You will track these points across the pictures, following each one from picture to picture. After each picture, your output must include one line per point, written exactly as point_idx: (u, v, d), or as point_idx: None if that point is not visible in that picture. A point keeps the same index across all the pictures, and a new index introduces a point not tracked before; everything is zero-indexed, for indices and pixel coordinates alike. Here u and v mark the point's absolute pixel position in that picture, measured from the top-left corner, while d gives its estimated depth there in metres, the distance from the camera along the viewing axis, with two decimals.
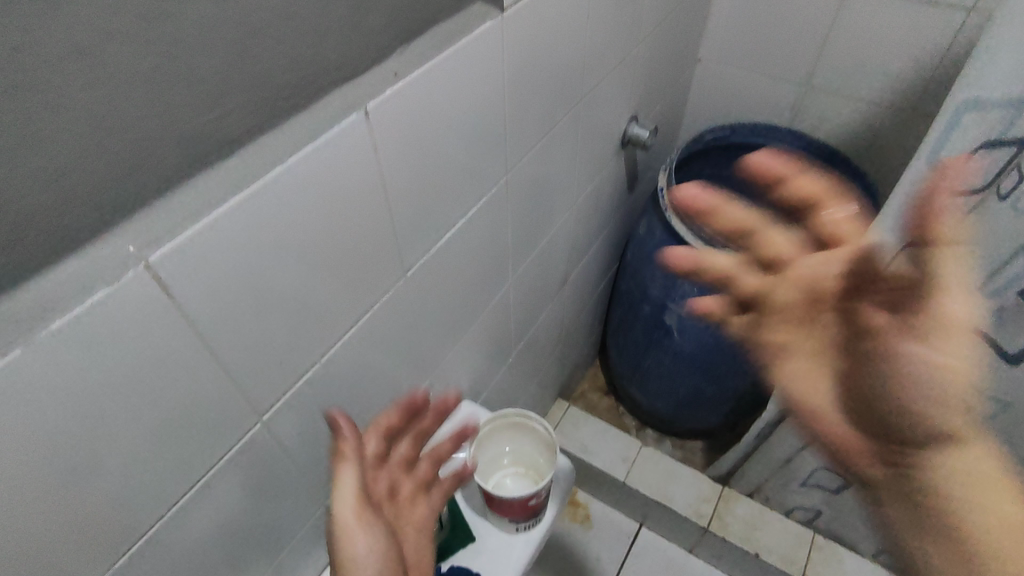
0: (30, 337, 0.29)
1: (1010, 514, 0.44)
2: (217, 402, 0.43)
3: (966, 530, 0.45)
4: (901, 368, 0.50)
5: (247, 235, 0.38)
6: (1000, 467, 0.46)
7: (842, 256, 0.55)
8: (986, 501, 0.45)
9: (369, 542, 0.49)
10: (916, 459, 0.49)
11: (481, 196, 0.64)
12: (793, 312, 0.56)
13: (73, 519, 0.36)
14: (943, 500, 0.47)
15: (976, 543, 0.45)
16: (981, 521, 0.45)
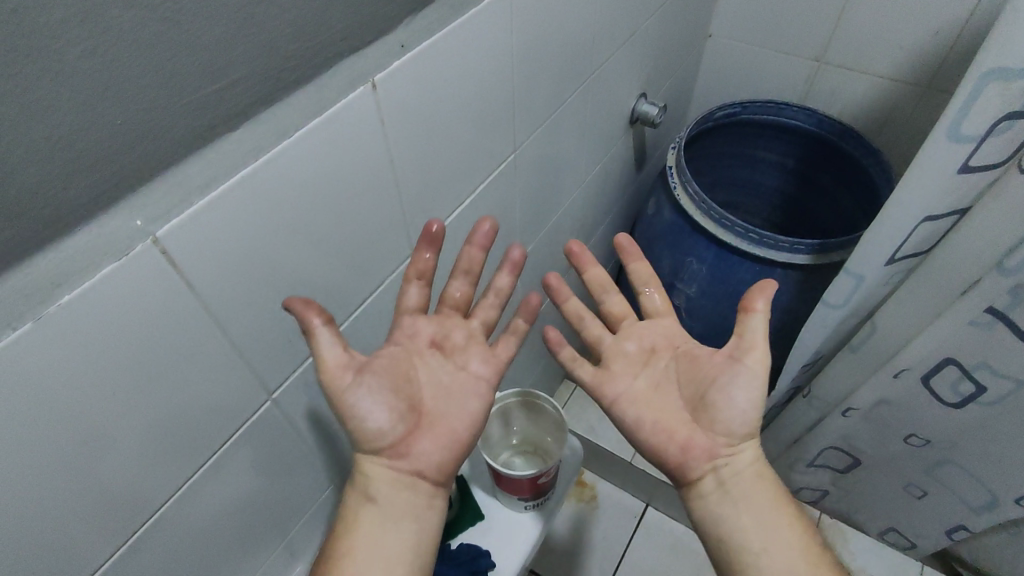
0: (40, 311, 0.29)
1: (794, 530, 0.50)
2: (226, 380, 0.42)
3: (768, 544, 0.49)
4: (744, 404, 0.51)
5: (253, 210, 0.38)
6: (780, 491, 0.53)
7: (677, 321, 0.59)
8: (775, 518, 0.51)
9: (371, 402, 0.48)
10: (731, 479, 0.52)
11: (488, 173, 0.63)
12: (627, 359, 0.58)
13: (88, 494, 0.37)
14: (749, 515, 0.51)
15: (773, 556, 0.49)
16: (778, 536, 0.50)
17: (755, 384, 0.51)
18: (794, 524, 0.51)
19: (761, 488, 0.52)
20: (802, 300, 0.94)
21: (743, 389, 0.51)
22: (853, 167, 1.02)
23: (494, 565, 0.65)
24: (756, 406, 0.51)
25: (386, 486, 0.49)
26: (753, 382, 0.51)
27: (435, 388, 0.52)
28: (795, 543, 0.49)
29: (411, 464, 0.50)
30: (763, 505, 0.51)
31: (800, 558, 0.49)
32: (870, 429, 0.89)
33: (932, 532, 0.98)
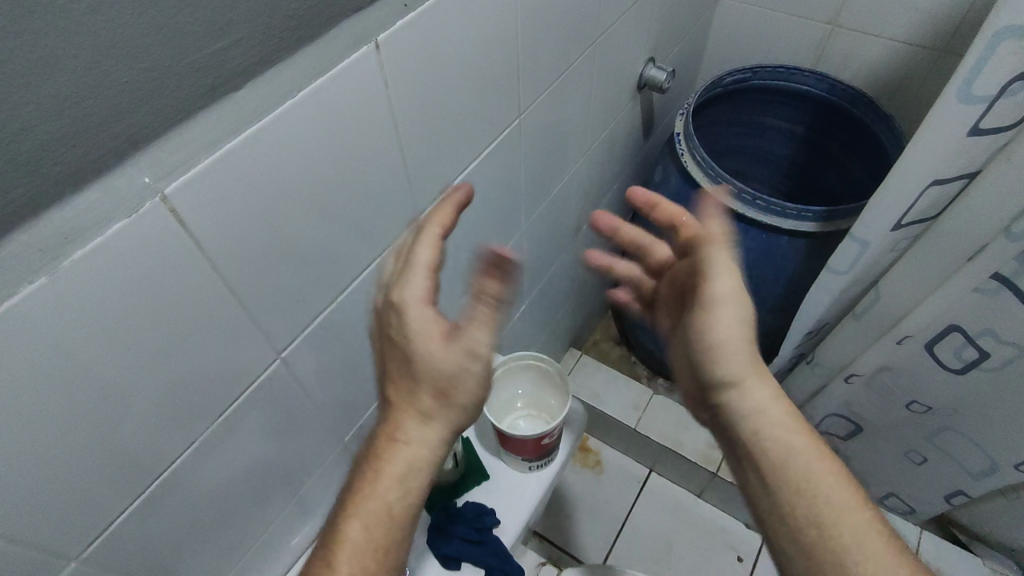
0: (54, 266, 0.30)
1: (816, 460, 0.48)
2: (238, 337, 0.44)
3: (792, 484, 0.48)
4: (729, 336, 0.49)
5: (262, 172, 0.39)
6: (797, 419, 0.50)
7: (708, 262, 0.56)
8: (796, 453, 0.49)
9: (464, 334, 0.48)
10: (741, 419, 0.50)
11: (492, 138, 0.63)
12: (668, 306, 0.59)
13: (106, 446, 0.38)
14: (769, 457, 0.49)
15: (801, 497, 0.48)
16: (801, 476, 0.48)
17: (738, 311, 0.49)
18: (817, 452, 0.49)
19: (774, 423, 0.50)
20: (808, 268, 0.94)
21: (727, 322, 0.49)
22: (864, 134, 1.01)
23: (499, 523, 0.67)
24: (745, 334, 0.49)
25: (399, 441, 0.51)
26: (737, 309, 0.49)
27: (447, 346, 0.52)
28: (822, 476, 0.48)
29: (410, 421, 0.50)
30: (779, 443, 0.49)
31: (828, 492, 0.47)
32: (872, 397, 0.89)
33: (930, 497, 1.00)
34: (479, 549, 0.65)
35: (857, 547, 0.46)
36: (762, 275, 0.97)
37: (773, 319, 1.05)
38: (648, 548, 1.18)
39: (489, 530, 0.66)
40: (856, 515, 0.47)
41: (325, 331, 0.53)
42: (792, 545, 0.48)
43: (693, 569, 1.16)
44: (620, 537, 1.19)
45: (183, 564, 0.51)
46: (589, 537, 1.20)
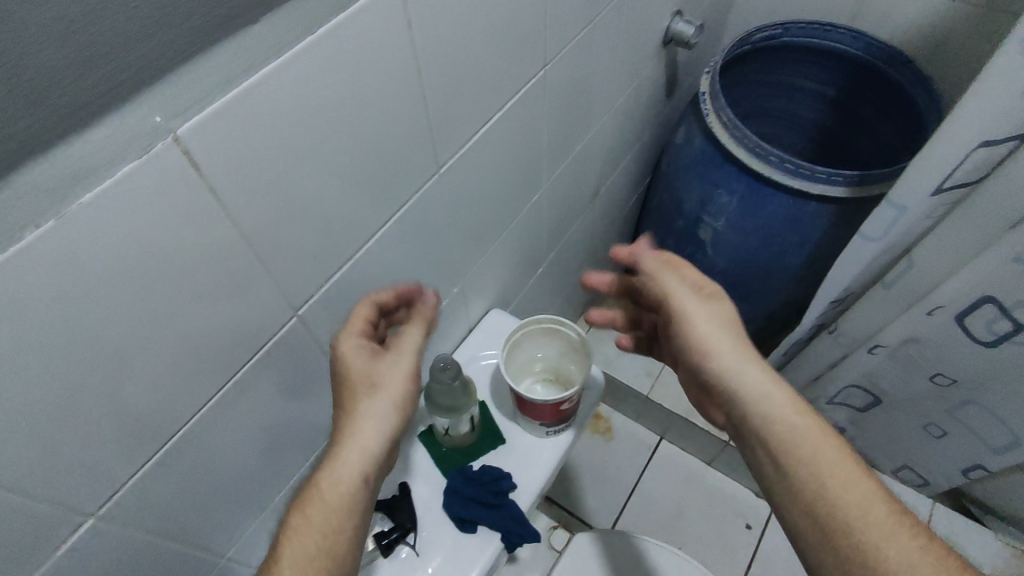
0: (63, 208, 0.28)
1: (833, 459, 0.47)
2: (256, 291, 0.42)
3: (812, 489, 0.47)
4: (705, 338, 0.52)
5: (277, 114, 0.36)
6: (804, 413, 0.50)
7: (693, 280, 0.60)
8: (807, 458, 0.48)
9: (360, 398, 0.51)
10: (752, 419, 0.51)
11: (517, 90, 0.60)
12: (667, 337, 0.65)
13: (119, 401, 0.37)
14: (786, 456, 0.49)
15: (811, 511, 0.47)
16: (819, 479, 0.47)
17: (714, 321, 0.53)
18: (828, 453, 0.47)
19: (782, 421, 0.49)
20: (834, 236, 0.92)
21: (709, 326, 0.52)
22: (899, 96, 0.96)
23: (515, 487, 0.66)
24: (727, 337, 0.52)
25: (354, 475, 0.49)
26: (708, 318, 0.53)
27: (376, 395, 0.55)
28: (830, 479, 0.46)
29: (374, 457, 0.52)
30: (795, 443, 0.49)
31: (841, 498, 0.46)
32: (895, 368, 0.88)
33: (947, 471, 0.99)
34: (495, 514, 0.64)
35: (884, 552, 0.44)
36: (786, 242, 0.95)
37: (794, 288, 1.03)
38: (658, 515, 1.18)
39: (505, 494, 0.65)
40: (866, 522, 0.45)
41: (344, 289, 0.51)
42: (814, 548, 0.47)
43: (701, 535, 1.16)
44: (630, 503, 1.20)
45: (203, 522, 0.50)
46: (598, 503, 1.20)
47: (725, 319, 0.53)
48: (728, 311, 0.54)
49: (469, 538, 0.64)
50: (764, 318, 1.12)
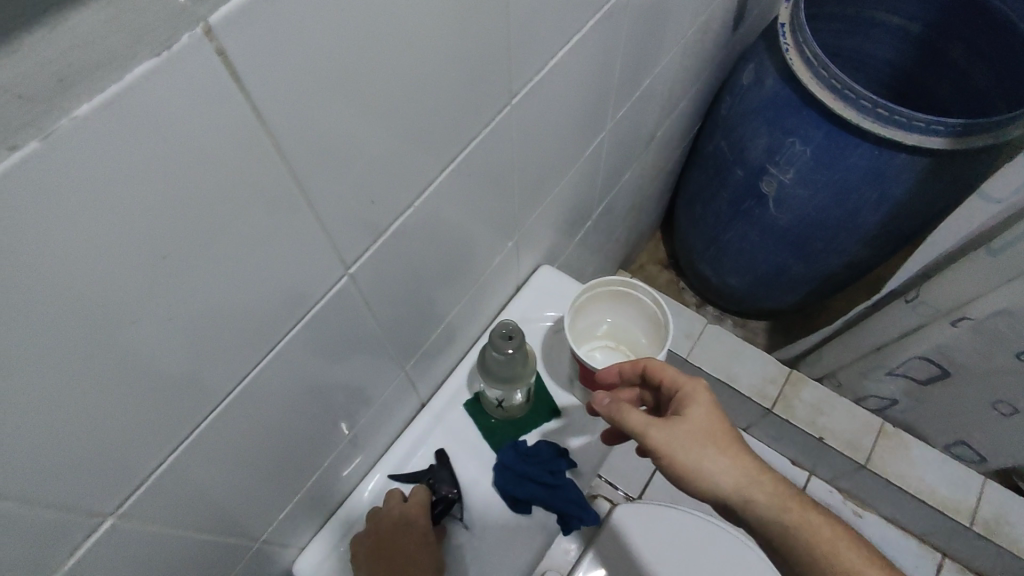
0: (50, 125, 0.19)
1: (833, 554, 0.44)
2: (304, 243, 0.34)
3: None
4: (689, 471, 0.47)
5: (343, 8, 0.26)
6: (806, 522, 0.46)
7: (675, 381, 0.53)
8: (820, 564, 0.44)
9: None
10: (759, 535, 0.47)
11: (602, 6, 0.50)
12: None
13: (134, 382, 0.29)
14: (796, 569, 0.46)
15: None
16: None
17: (691, 449, 0.47)
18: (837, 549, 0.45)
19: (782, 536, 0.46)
20: (920, 195, 0.82)
21: (687, 458, 0.47)
22: (1004, 33, 0.83)
23: (573, 464, 0.62)
24: (710, 460, 0.47)
25: None
26: (681, 442, 0.47)
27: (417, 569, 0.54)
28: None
29: None
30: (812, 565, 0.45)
31: None
32: (975, 343, 0.80)
33: (1010, 450, 0.93)
34: (552, 494, 0.59)
35: None
36: (863, 199, 0.85)
37: (862, 250, 0.94)
38: None
39: (563, 473, 0.60)
40: None
41: (399, 243, 0.43)
42: None
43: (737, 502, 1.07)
44: None
45: (235, 509, 0.44)
46: None
47: (701, 437, 0.48)
48: (701, 424, 0.48)
49: (522, 518, 0.60)
50: (821, 281, 1.03)
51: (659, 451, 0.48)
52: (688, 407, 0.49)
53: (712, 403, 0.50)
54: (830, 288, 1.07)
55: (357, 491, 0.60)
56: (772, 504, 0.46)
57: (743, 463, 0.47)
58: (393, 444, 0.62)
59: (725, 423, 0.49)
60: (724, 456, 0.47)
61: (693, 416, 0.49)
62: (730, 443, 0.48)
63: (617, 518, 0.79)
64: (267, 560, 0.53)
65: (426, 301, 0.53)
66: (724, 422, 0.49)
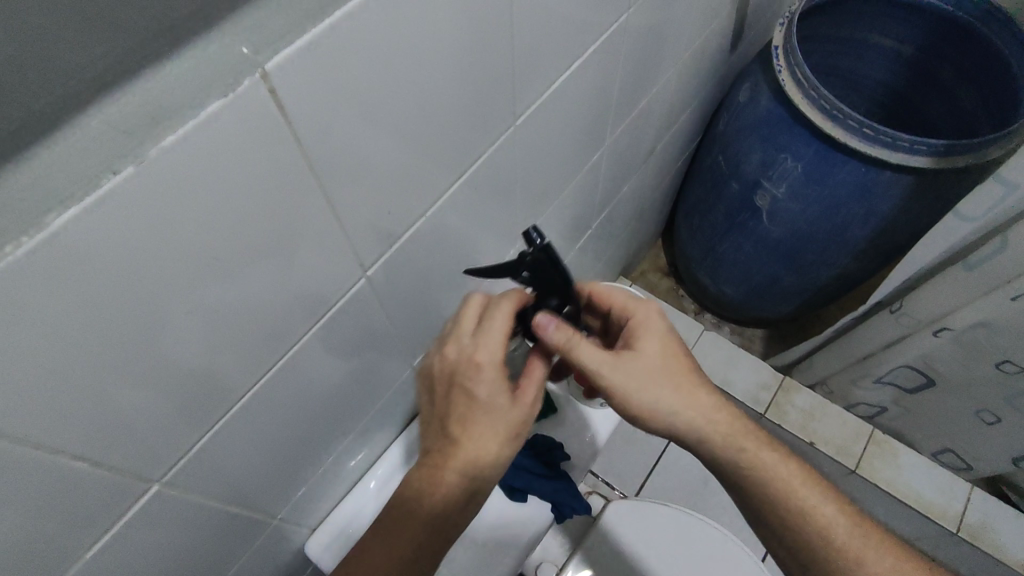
0: (140, 154, 0.24)
1: (778, 480, 0.51)
2: (330, 250, 0.38)
3: (771, 514, 0.52)
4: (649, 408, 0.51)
5: (368, 53, 0.31)
6: (755, 453, 0.52)
7: (625, 308, 0.55)
8: (766, 490, 0.52)
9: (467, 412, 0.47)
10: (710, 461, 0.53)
11: (600, 35, 0.54)
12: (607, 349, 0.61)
13: (187, 368, 0.34)
14: (736, 482, 0.53)
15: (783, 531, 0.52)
16: (772, 503, 0.51)
17: (650, 388, 0.51)
18: (781, 477, 0.52)
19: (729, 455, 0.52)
20: (905, 211, 0.86)
21: (646, 395, 0.51)
22: (988, 58, 0.87)
23: (568, 457, 0.67)
24: (669, 398, 0.51)
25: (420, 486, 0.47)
26: (641, 381, 0.51)
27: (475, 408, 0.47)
28: (791, 500, 0.51)
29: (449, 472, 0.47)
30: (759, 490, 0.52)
31: (802, 516, 0.51)
32: (957, 353, 0.83)
33: (995, 458, 0.96)
34: (550, 485, 0.64)
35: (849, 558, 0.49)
36: (851, 214, 0.89)
37: (852, 262, 0.98)
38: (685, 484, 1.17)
39: (558, 464, 0.66)
40: (837, 535, 0.50)
41: (410, 251, 0.47)
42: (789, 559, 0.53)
43: (730, 503, 1.08)
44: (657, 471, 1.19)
45: (257, 487, 0.48)
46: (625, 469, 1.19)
47: (658, 370, 0.51)
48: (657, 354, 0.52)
49: (520, 506, 0.64)
50: (813, 291, 1.07)
51: (619, 390, 0.51)
52: (642, 344, 0.52)
53: (665, 330, 0.53)
54: (822, 298, 1.10)
55: (365, 480, 0.64)
56: (721, 429, 0.52)
57: (698, 397, 0.52)
58: (399, 435, 0.67)
59: (677, 349, 0.53)
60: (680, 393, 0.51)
61: (648, 354, 0.52)
62: (687, 378, 0.52)
63: (607, 518, 0.83)
64: (281, 538, 0.58)
65: (434, 303, 0.57)
66: (677, 358, 0.53)
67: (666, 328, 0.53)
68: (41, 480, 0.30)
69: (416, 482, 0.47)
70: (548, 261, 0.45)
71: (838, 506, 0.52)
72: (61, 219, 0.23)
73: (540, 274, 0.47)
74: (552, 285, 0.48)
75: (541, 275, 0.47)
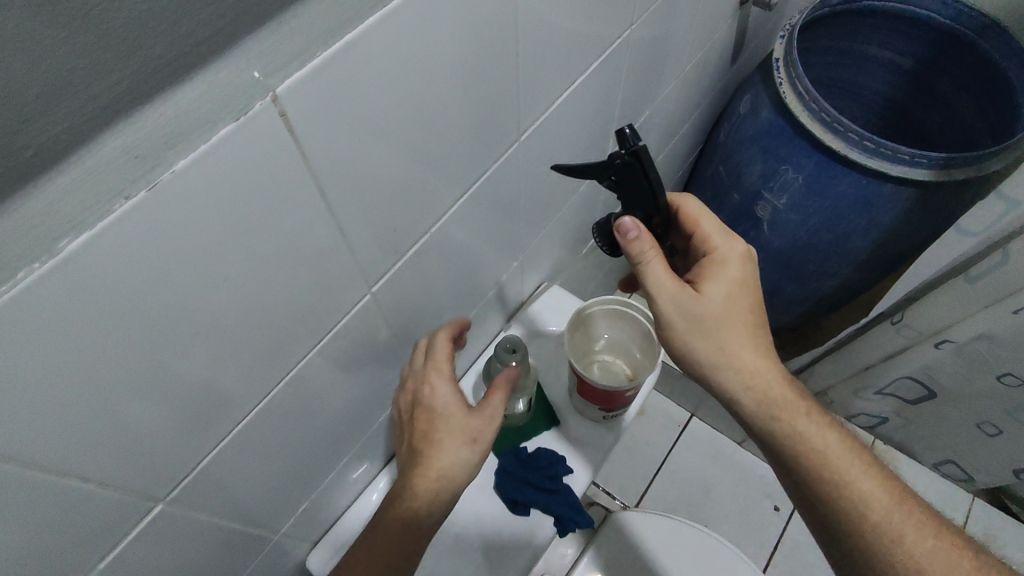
0: (153, 178, 0.24)
1: (816, 451, 0.49)
2: (335, 269, 0.38)
3: (802, 483, 0.50)
4: (703, 344, 0.50)
5: (374, 76, 0.31)
6: (797, 419, 0.50)
7: (713, 240, 0.52)
8: (802, 458, 0.50)
9: (426, 433, 0.52)
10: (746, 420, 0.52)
11: (603, 51, 0.55)
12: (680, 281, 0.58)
13: (197, 386, 0.34)
14: (781, 451, 0.51)
15: (814, 504, 0.50)
16: (807, 473, 0.49)
17: (709, 325, 0.50)
18: (822, 449, 0.49)
19: (788, 415, 0.50)
20: (906, 223, 0.87)
21: (702, 331, 0.50)
22: (986, 72, 0.88)
23: (571, 471, 0.66)
24: (727, 340, 0.50)
25: (390, 508, 0.50)
26: (701, 317, 0.49)
27: (433, 428, 0.52)
28: (828, 476, 0.49)
29: (416, 488, 0.50)
30: (795, 456, 0.50)
31: (838, 492, 0.48)
32: (959, 365, 0.83)
33: (997, 470, 0.96)
34: (552, 498, 0.64)
35: (879, 543, 0.47)
36: (852, 226, 0.89)
37: (853, 273, 0.98)
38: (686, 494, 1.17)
39: (560, 478, 0.65)
40: (871, 517, 0.47)
41: (415, 265, 0.47)
42: (817, 532, 0.50)
43: (731, 514, 1.08)
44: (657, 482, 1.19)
45: (258, 503, 0.48)
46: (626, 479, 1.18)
47: (734, 310, 0.50)
48: (734, 294, 0.50)
49: (525, 519, 0.64)
50: (813, 301, 1.07)
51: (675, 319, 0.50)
52: (715, 280, 0.50)
53: (750, 273, 0.51)
54: (823, 308, 1.10)
55: (367, 493, 0.64)
56: (769, 387, 0.50)
57: (755, 348, 0.50)
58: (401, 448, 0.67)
59: (758, 296, 0.51)
60: (739, 341, 0.50)
61: (717, 292, 0.50)
62: (750, 326, 0.50)
63: (619, 522, 0.83)
64: (282, 553, 0.57)
65: (437, 316, 0.57)
66: (746, 305, 0.50)
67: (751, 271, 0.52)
68: (47, 502, 0.30)
69: (390, 499, 0.51)
70: (639, 169, 0.43)
71: (881, 491, 0.48)
72: (76, 241, 0.23)
73: (628, 180, 0.44)
74: (641, 194, 0.46)
75: (627, 181, 0.44)
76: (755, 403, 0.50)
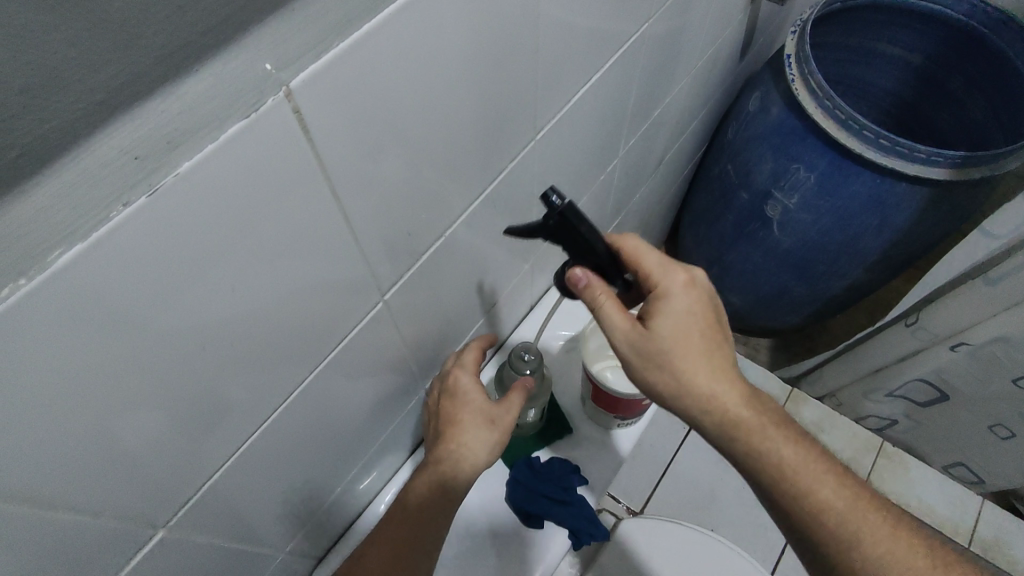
0: (154, 182, 0.22)
1: (779, 468, 0.46)
2: (346, 277, 0.36)
3: (768, 496, 0.48)
4: (658, 376, 0.47)
5: (390, 71, 0.29)
6: (759, 436, 0.47)
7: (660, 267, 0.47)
8: (766, 475, 0.47)
9: (449, 421, 0.53)
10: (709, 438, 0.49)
11: (621, 44, 0.52)
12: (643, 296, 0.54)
13: (200, 404, 0.32)
14: (745, 468, 0.48)
15: (782, 516, 0.48)
16: (770, 488, 0.47)
17: (659, 359, 0.46)
18: (784, 464, 0.46)
19: (747, 435, 0.47)
20: (919, 222, 0.85)
21: (656, 365, 0.46)
22: (1000, 69, 0.86)
23: (585, 481, 0.65)
24: (682, 371, 0.46)
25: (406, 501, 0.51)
26: (653, 351, 0.46)
27: (454, 416, 0.53)
28: (790, 491, 0.46)
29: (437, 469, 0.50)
30: (758, 472, 0.47)
31: (802, 505, 0.46)
32: (975, 368, 0.81)
33: (1008, 472, 0.95)
34: (564, 510, 0.62)
35: (844, 552, 0.45)
36: (864, 225, 0.88)
37: (863, 273, 0.96)
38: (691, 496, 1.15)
39: (575, 489, 0.63)
40: (835, 527, 0.45)
41: (426, 271, 0.45)
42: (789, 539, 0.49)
43: (738, 517, 1.06)
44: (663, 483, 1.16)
45: (261, 521, 0.45)
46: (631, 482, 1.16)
47: (686, 338, 0.46)
48: (685, 324, 0.46)
49: (537, 531, 0.63)
50: (822, 301, 1.06)
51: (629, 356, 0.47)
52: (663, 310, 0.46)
53: (699, 297, 0.47)
54: (832, 309, 1.09)
55: (374, 504, 0.62)
56: (730, 410, 0.47)
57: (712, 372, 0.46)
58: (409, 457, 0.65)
59: (711, 317, 0.47)
60: (693, 368, 0.46)
61: (667, 323, 0.46)
62: (704, 350, 0.46)
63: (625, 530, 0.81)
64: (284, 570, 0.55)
65: (448, 323, 0.55)
66: (698, 329, 0.46)
67: (697, 295, 0.47)
68: (37, 536, 0.27)
69: (413, 484, 0.51)
70: (569, 227, 0.40)
71: (842, 500, 0.46)
72: (70, 253, 0.21)
73: (563, 238, 0.41)
74: (579, 248, 0.42)
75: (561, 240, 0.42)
76: (715, 425, 0.47)
